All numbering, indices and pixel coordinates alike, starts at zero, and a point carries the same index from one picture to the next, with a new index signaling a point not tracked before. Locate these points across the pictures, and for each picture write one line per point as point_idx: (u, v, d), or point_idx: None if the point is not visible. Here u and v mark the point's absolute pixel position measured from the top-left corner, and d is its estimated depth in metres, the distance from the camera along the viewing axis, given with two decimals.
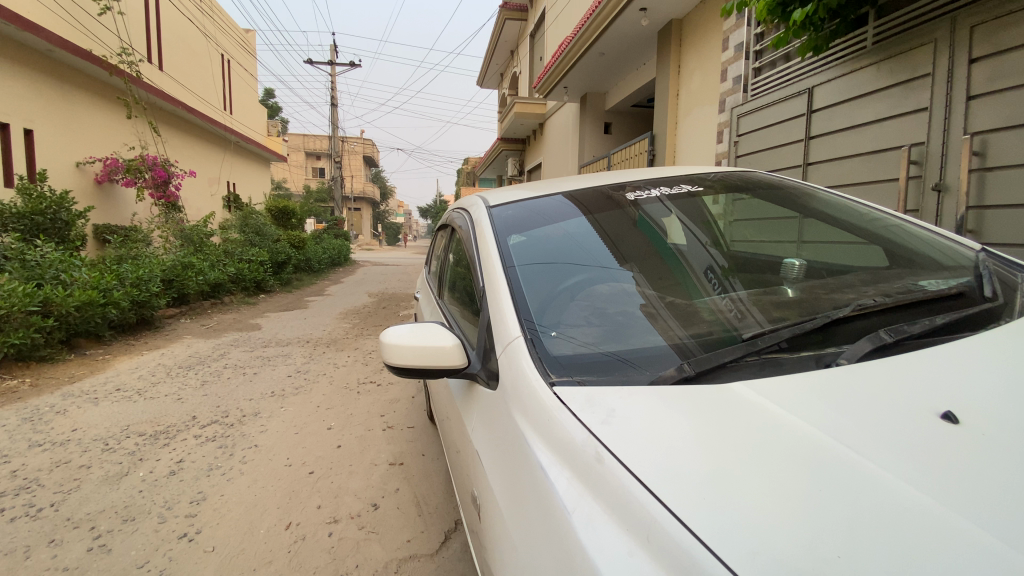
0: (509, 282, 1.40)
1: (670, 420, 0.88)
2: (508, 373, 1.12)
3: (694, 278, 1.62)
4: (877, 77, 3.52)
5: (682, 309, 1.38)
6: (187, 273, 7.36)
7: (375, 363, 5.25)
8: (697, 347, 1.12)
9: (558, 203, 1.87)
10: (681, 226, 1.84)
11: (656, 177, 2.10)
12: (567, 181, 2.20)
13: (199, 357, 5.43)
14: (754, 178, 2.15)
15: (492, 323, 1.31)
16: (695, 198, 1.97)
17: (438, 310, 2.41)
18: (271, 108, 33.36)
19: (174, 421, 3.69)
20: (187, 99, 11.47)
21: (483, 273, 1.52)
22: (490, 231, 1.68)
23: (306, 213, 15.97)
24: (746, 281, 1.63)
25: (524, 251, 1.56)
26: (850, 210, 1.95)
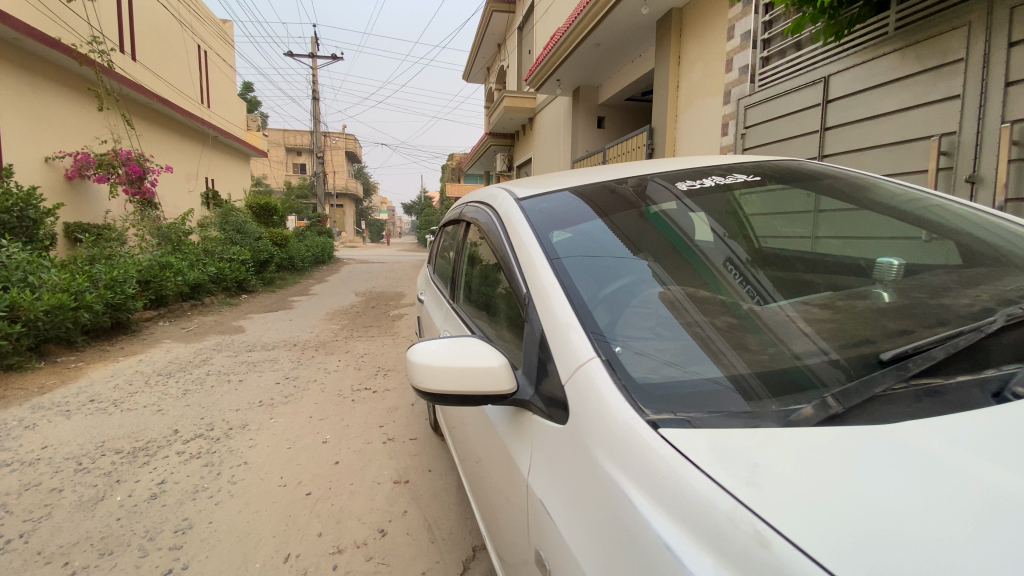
0: (558, 284, 1.19)
1: (847, 480, 0.65)
2: (585, 402, 0.90)
3: (717, 272, 1.46)
4: (901, 64, 3.39)
5: (734, 323, 1.15)
6: (165, 273, 6.98)
7: (368, 367, 5.00)
8: (764, 390, 0.89)
9: (582, 197, 1.67)
10: (714, 222, 1.64)
11: (665, 170, 1.91)
12: (580, 173, 2.01)
13: (180, 364, 5.10)
14: (784, 167, 1.97)
15: (547, 335, 1.09)
16: (714, 190, 1.78)
17: (456, 317, 2.20)
18: (251, 102, 32.53)
19: (154, 436, 3.40)
20: (162, 91, 10.97)
21: (522, 275, 1.31)
22: (519, 227, 1.48)
23: (287, 210, 15.51)
24: (776, 283, 1.45)
25: (571, 249, 1.35)
26: (892, 202, 1.79)
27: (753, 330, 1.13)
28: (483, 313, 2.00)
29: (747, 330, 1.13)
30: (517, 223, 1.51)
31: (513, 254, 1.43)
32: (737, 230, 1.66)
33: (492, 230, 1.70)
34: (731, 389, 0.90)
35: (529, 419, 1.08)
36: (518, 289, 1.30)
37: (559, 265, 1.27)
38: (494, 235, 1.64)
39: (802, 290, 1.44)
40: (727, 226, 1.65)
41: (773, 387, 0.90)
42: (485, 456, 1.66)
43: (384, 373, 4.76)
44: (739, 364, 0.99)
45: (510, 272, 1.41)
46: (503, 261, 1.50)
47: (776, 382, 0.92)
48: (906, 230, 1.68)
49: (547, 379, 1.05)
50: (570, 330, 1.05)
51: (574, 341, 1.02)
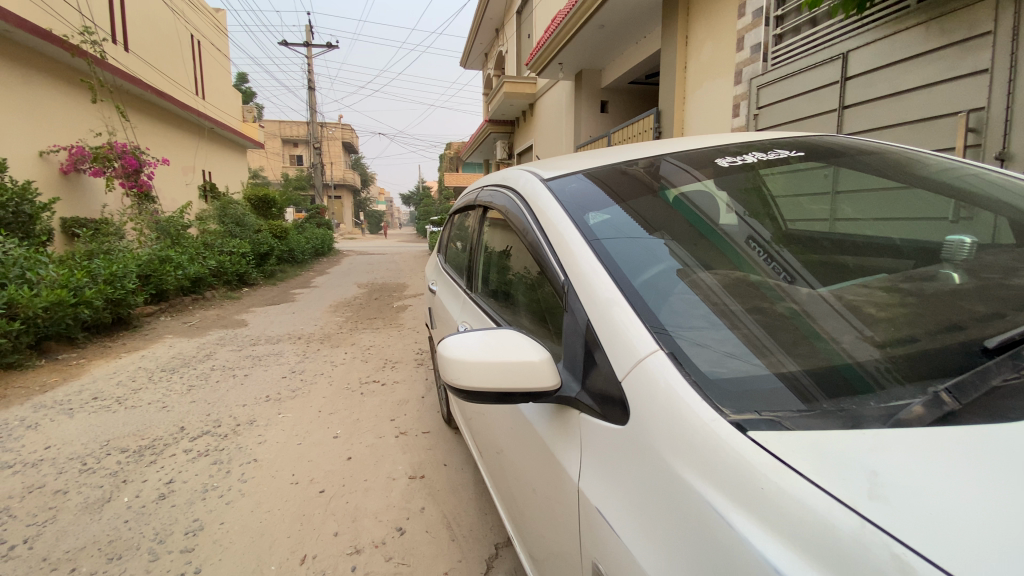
0: (592, 270, 1.11)
1: (985, 489, 0.58)
2: (651, 400, 0.81)
3: (744, 253, 1.42)
4: (925, 39, 3.26)
5: (777, 316, 1.05)
6: (166, 267, 6.87)
7: (375, 359, 4.91)
8: (818, 390, 0.81)
9: (607, 181, 1.59)
10: (738, 204, 1.55)
11: (677, 150, 1.81)
12: (596, 156, 1.92)
13: (184, 359, 5.02)
14: (810, 142, 1.85)
15: (593, 324, 1.01)
16: (732, 168, 1.69)
17: (474, 308, 2.10)
18: (246, 93, 32.18)
19: (160, 433, 3.32)
20: (156, 82, 10.77)
21: (559, 259, 1.23)
22: (549, 209, 1.38)
23: (286, 202, 15.35)
24: (809, 264, 1.40)
25: (611, 231, 1.26)
26: (926, 177, 1.66)
27: (799, 323, 1.03)
28: (503, 305, 1.91)
29: (787, 324, 1.03)
30: (545, 205, 1.41)
31: (545, 238, 1.34)
32: (762, 209, 1.57)
33: (514, 214, 1.60)
34: (790, 390, 0.81)
35: (576, 418, 0.99)
36: (556, 274, 1.21)
37: (600, 248, 1.18)
38: (516, 219, 1.55)
39: (835, 273, 1.37)
40: (750, 207, 1.55)
41: (828, 389, 0.81)
42: (511, 449, 1.58)
43: (392, 366, 4.67)
44: (790, 364, 0.89)
45: (542, 257, 1.32)
46: (532, 246, 1.40)
47: (833, 382, 0.83)
48: (932, 209, 1.57)
49: (597, 371, 0.96)
50: (623, 318, 0.97)
51: (631, 330, 0.94)
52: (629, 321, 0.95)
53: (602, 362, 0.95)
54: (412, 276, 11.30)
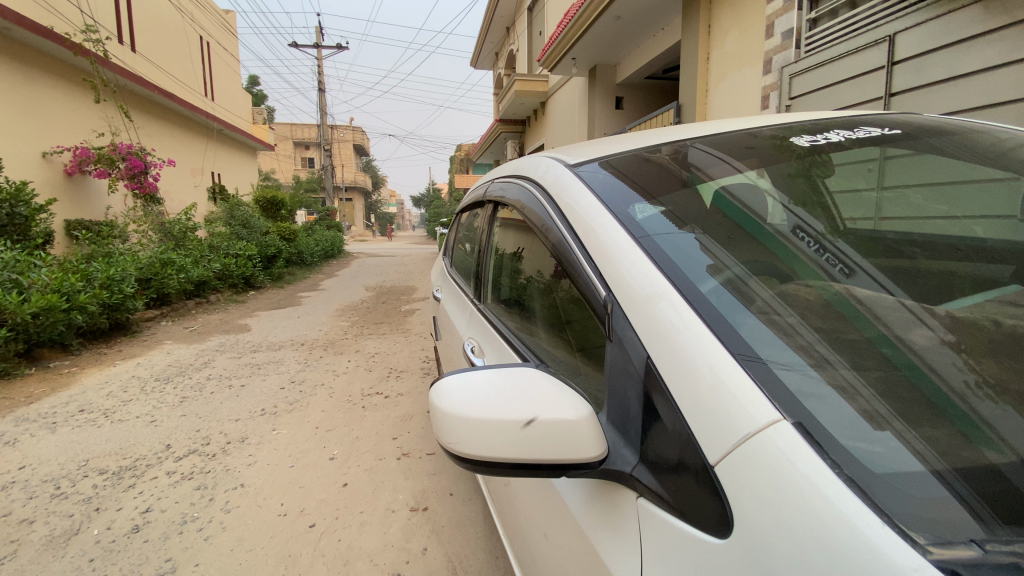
0: (641, 282, 0.84)
1: None
2: (780, 502, 0.59)
3: (791, 247, 1.10)
4: (985, 17, 2.90)
5: (880, 361, 0.80)
6: (167, 270, 6.67)
7: (379, 369, 4.62)
8: (984, 505, 0.58)
9: (641, 172, 1.30)
10: (782, 192, 1.23)
11: (712, 133, 1.48)
12: (620, 140, 1.61)
13: (180, 367, 4.77)
14: (867, 120, 1.49)
15: (654, 361, 0.76)
16: (771, 148, 1.39)
17: (481, 318, 1.81)
18: (258, 96, 32.32)
19: (144, 452, 3.05)
20: (163, 83, 10.64)
21: (593, 263, 0.95)
22: (579, 200, 1.09)
23: (295, 204, 15.19)
24: (882, 264, 1.05)
25: (667, 230, 1.00)
26: (1012, 160, 1.27)
27: (917, 379, 0.77)
28: (516, 314, 1.63)
29: (903, 377, 0.77)
30: (572, 195, 1.13)
31: (571, 236, 1.05)
32: (809, 195, 1.24)
33: (530, 209, 1.31)
34: (958, 503, 0.58)
35: (632, 502, 0.76)
36: (592, 284, 0.93)
37: (655, 248, 0.92)
38: (534, 214, 1.26)
39: (912, 279, 1.04)
40: (796, 196, 1.23)
41: (1002, 504, 0.58)
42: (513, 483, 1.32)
43: (397, 376, 4.37)
44: (935, 461, 0.64)
45: (568, 259, 1.04)
46: (554, 247, 1.12)
47: (1004, 497, 0.59)
48: (996, 206, 1.22)
49: (668, 434, 0.72)
50: (708, 358, 0.71)
51: (724, 380, 0.68)
52: (716, 368, 0.70)
53: (678, 421, 0.71)
54: (422, 279, 11.02)
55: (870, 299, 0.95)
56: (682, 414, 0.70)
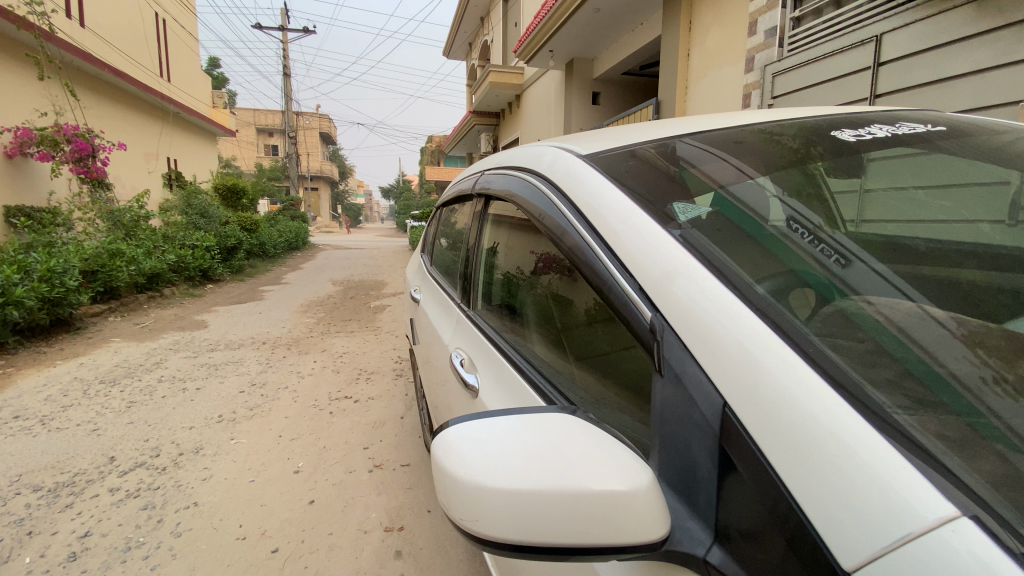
0: (697, 300, 0.73)
1: None
2: (905, 571, 0.50)
3: (794, 247, 0.95)
4: (974, 20, 2.89)
5: (933, 404, 0.68)
6: (116, 262, 6.19)
7: (348, 369, 4.38)
8: None
9: (657, 162, 1.17)
10: (778, 183, 1.11)
11: (713, 129, 1.34)
12: (618, 132, 1.46)
13: (128, 368, 4.40)
14: (857, 116, 1.37)
15: (733, 410, 0.65)
16: (762, 143, 1.26)
17: (468, 324, 1.63)
18: (218, 79, 30.89)
19: (83, 466, 2.74)
20: (116, 62, 9.92)
21: (632, 276, 0.82)
22: (605, 195, 0.95)
23: (257, 193, 14.54)
24: (905, 270, 0.92)
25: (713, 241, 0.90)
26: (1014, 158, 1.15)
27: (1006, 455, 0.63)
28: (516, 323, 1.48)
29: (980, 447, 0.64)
30: (597, 186, 0.98)
31: (596, 238, 0.91)
32: (805, 186, 1.11)
33: (534, 203, 1.14)
34: None
35: None
36: (633, 302, 0.80)
37: (716, 260, 0.81)
38: (539, 209, 1.10)
39: (932, 282, 0.91)
40: (790, 188, 1.10)
41: None
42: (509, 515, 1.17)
43: (366, 378, 4.14)
44: None
45: (592, 268, 0.89)
46: (570, 252, 0.97)
47: None
48: (983, 212, 1.08)
49: (756, 496, 0.62)
50: (812, 393, 0.62)
51: (830, 409, 0.60)
52: (822, 402, 0.61)
53: (766, 475, 0.61)
54: (391, 274, 10.69)
55: (896, 320, 0.82)
56: (775, 466, 0.60)
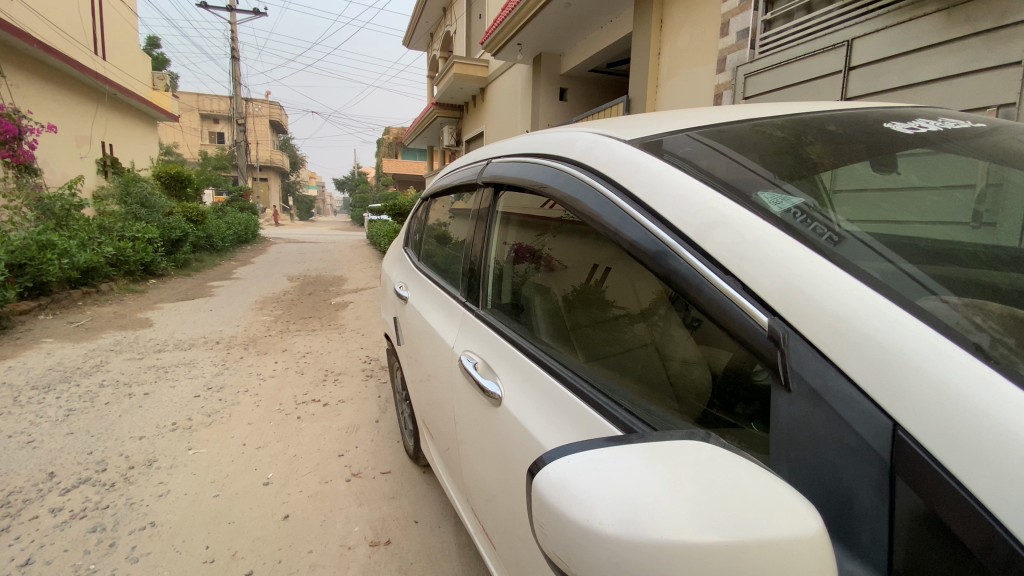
0: (821, 303, 0.71)
1: None
2: None
3: (788, 223, 0.86)
4: (942, 29, 3.02)
5: (989, 384, 0.61)
6: (47, 255, 5.63)
7: (313, 370, 4.15)
8: None
9: (700, 145, 1.12)
10: (772, 170, 1.06)
11: (710, 123, 1.26)
12: (647, 120, 1.41)
13: (64, 371, 3.98)
14: (842, 110, 1.35)
15: (906, 432, 0.62)
16: (751, 133, 1.22)
17: (481, 326, 1.53)
18: (157, 60, 28.98)
19: (18, 485, 2.43)
20: (47, 36, 9.09)
21: (734, 278, 0.79)
22: (680, 190, 0.91)
23: (202, 183, 13.69)
24: (931, 271, 0.86)
25: (808, 227, 0.87)
26: (992, 153, 1.15)
27: None
28: (543, 327, 1.41)
29: None
30: (660, 171, 0.97)
31: (677, 237, 0.88)
32: (797, 171, 1.08)
33: (578, 195, 1.10)
34: None
35: None
36: (743, 311, 0.77)
37: (837, 259, 0.79)
38: (590, 206, 1.05)
39: (943, 275, 0.87)
40: (784, 171, 1.07)
41: None
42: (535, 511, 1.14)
43: (334, 380, 3.92)
44: None
45: (667, 268, 0.87)
46: (629, 247, 0.95)
47: None
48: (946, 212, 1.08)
49: (928, 510, 0.60)
50: (984, 396, 0.60)
51: (1001, 402, 0.59)
52: (1002, 401, 0.59)
53: (954, 495, 0.58)
54: (350, 269, 10.31)
55: (921, 302, 0.75)
56: (963, 477, 0.58)
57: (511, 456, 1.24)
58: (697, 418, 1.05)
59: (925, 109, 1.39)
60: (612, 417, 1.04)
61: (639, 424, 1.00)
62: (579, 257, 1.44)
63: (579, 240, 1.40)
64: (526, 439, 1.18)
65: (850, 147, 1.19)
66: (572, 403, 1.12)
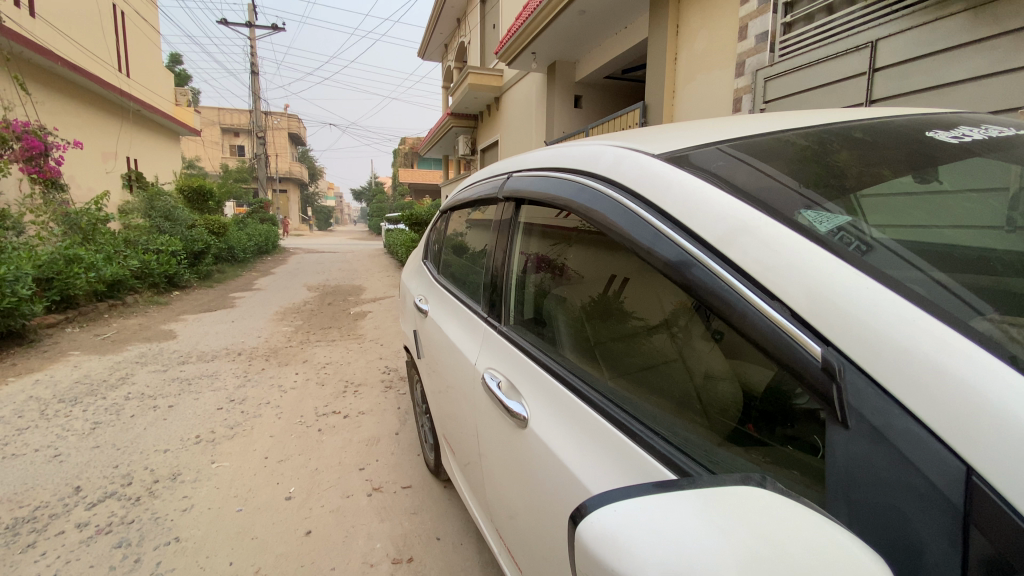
0: (870, 330, 0.68)
1: None
2: None
3: (823, 238, 0.82)
4: (971, 28, 2.93)
5: None
6: (74, 269, 5.77)
7: (333, 382, 4.16)
8: None
9: (728, 156, 1.09)
10: (798, 178, 1.03)
11: (733, 134, 1.23)
12: (670, 131, 1.38)
13: (91, 384, 4.06)
14: (870, 118, 1.31)
15: (981, 478, 0.58)
16: (774, 142, 1.18)
17: (504, 344, 1.50)
18: (180, 77, 29.80)
19: (45, 499, 2.46)
20: (72, 56, 9.38)
21: (781, 303, 0.75)
22: (714, 206, 0.88)
23: (223, 195, 13.96)
24: (968, 280, 0.81)
25: (848, 243, 0.83)
26: None
27: None
28: (568, 345, 1.37)
29: None
30: (694, 187, 0.93)
31: (717, 259, 0.83)
32: (822, 178, 1.05)
33: (604, 212, 1.07)
34: None
35: None
36: (793, 338, 0.73)
37: (879, 276, 0.75)
38: (619, 224, 1.02)
39: (984, 285, 0.81)
40: (812, 180, 1.03)
41: None
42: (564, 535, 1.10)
43: (354, 391, 3.92)
44: None
45: (690, 279, 0.86)
46: (664, 268, 0.91)
47: None
48: (982, 215, 1.02)
49: (1004, 561, 0.56)
50: None
51: None
52: None
53: None
54: (368, 278, 10.39)
55: (968, 322, 0.71)
56: None
57: (538, 480, 1.21)
58: (727, 436, 0.99)
59: (962, 115, 1.33)
60: (648, 447, 0.99)
61: (679, 457, 0.94)
62: (599, 269, 1.41)
63: (600, 252, 1.37)
64: (555, 466, 1.14)
65: (878, 153, 1.15)
66: (603, 428, 1.08)
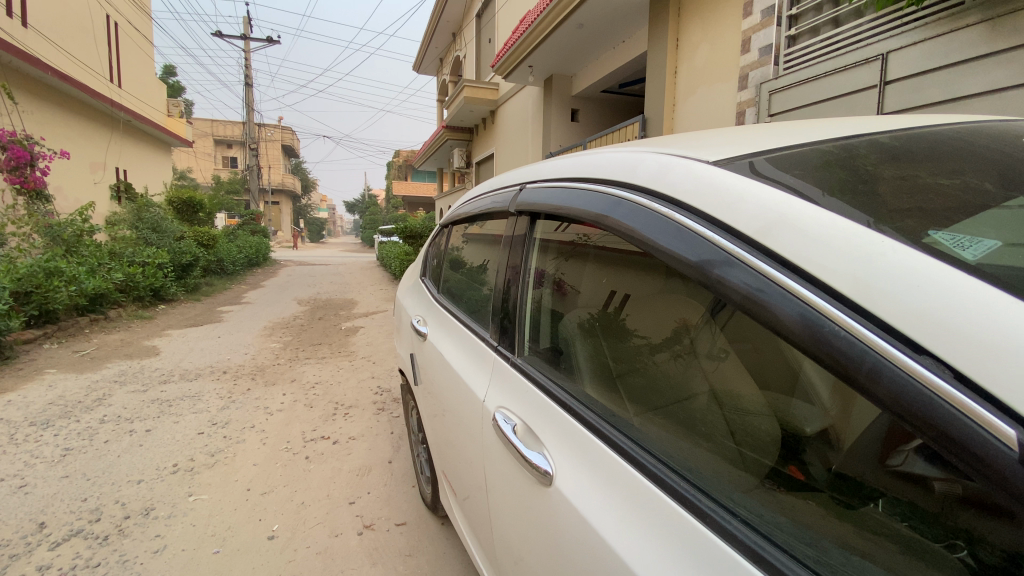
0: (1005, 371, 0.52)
1: None
2: None
3: (943, 257, 0.66)
4: (989, 40, 2.83)
5: None
6: (54, 282, 5.53)
7: (323, 403, 3.96)
8: None
9: (777, 162, 0.93)
10: (821, 184, 0.85)
11: (763, 142, 1.06)
12: (698, 138, 1.23)
13: (65, 406, 3.81)
14: (923, 127, 1.11)
15: None
16: (802, 148, 1.01)
17: (518, 379, 1.31)
18: (173, 87, 29.59)
19: (4, 538, 2.23)
20: (62, 65, 9.20)
21: (935, 357, 0.56)
22: (787, 217, 0.73)
23: (214, 206, 13.73)
24: None
25: (997, 267, 0.65)
26: None
27: None
28: (586, 377, 1.20)
29: None
30: (761, 197, 0.78)
31: (807, 284, 0.67)
32: (849, 183, 0.87)
33: (642, 226, 0.93)
34: None
35: None
36: (925, 389, 0.56)
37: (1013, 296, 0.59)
38: (663, 242, 0.87)
39: None
40: (839, 186, 0.85)
41: None
42: None
43: (344, 414, 3.71)
44: None
45: (724, 286, 0.76)
46: (743, 302, 0.73)
47: None
48: None
49: None
50: None
51: None
52: None
53: None
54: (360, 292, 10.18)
55: None
56: None
57: (569, 557, 0.98)
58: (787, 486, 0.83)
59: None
60: (724, 532, 0.76)
61: (769, 550, 0.71)
62: (611, 284, 1.28)
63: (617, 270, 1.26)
64: (586, 531, 0.94)
65: (911, 160, 0.97)
66: (652, 496, 0.86)
